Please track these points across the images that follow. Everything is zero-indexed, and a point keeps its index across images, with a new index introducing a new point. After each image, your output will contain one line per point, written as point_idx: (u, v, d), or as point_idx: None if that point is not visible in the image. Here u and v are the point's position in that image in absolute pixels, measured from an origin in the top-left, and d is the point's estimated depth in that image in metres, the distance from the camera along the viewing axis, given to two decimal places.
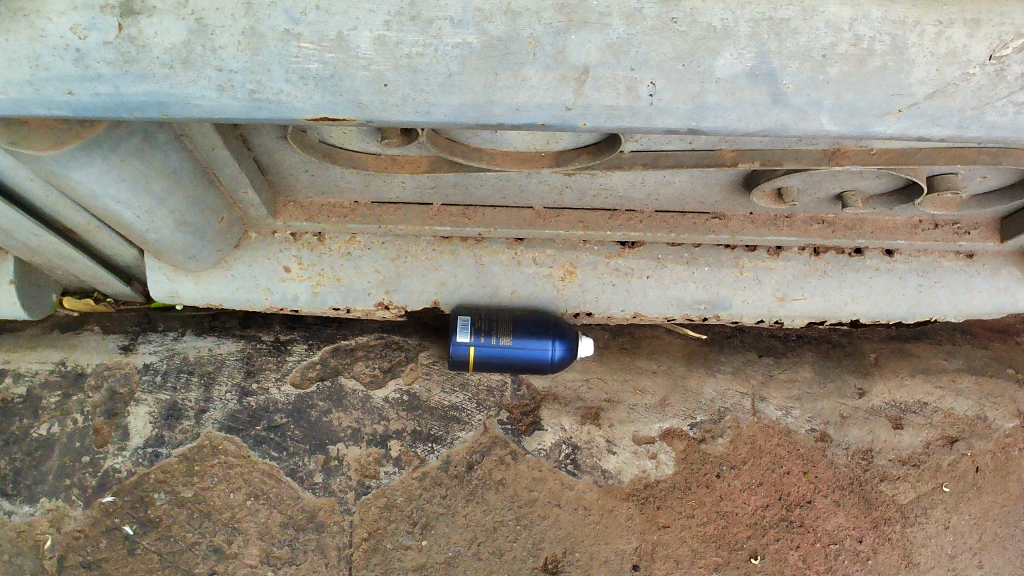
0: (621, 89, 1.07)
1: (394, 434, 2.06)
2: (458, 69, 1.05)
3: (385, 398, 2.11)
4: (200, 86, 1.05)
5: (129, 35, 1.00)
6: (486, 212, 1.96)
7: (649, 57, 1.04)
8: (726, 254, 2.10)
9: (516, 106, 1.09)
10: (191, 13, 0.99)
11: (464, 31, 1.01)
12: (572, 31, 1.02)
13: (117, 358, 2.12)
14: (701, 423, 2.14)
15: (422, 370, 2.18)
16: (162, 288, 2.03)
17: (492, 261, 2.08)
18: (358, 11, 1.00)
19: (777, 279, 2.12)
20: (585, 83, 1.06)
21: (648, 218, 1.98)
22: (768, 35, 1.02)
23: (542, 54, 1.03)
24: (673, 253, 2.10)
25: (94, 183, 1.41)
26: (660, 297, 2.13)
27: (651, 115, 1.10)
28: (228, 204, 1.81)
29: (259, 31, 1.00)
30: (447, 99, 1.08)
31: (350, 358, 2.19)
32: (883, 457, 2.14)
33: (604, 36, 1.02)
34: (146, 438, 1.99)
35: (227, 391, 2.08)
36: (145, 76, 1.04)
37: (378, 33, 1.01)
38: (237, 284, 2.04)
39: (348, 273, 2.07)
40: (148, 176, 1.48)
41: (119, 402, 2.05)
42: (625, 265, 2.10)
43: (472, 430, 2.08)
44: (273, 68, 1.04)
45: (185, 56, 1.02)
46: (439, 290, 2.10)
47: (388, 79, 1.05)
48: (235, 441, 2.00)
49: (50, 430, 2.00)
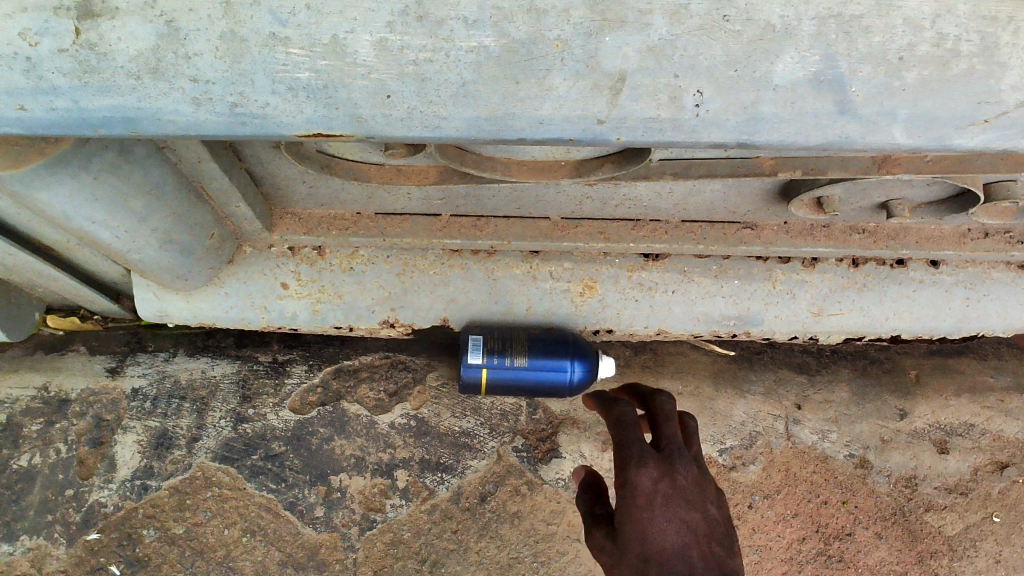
0: (663, 98, 0.91)
1: (401, 463, 1.93)
2: (473, 77, 0.89)
3: (391, 423, 1.96)
4: (173, 99, 0.89)
5: (88, 41, 0.85)
6: (498, 223, 1.82)
7: (697, 61, 0.88)
8: (757, 266, 1.94)
9: (540, 118, 0.93)
10: (159, 15, 0.84)
11: (479, 33, 0.86)
12: (607, 33, 0.86)
13: (103, 383, 1.99)
14: (731, 449, 1.97)
15: (431, 393, 2.00)
16: (151, 307, 1.91)
17: (505, 276, 1.93)
18: (357, 11, 0.85)
19: (812, 293, 1.95)
20: (620, 92, 0.90)
21: (673, 228, 1.83)
22: (837, 33, 0.87)
23: (571, 59, 0.88)
24: (699, 265, 1.94)
25: (65, 206, 1.25)
26: (686, 313, 1.97)
27: (697, 128, 0.94)
28: (219, 219, 1.67)
29: (240, 35, 0.85)
30: (460, 111, 0.92)
31: (353, 380, 2.02)
32: (928, 484, 1.99)
33: (644, 37, 0.87)
34: (134, 469, 1.90)
35: (221, 418, 1.95)
36: (108, 88, 0.88)
37: (379, 36, 0.86)
38: (232, 302, 1.91)
39: (350, 289, 1.92)
40: (126, 194, 1.32)
41: (105, 430, 1.94)
42: (649, 280, 1.94)
43: (485, 458, 1.95)
44: (257, 78, 0.88)
45: (154, 65, 0.87)
46: (449, 307, 1.95)
47: (391, 89, 0.90)
48: (230, 473, 1.90)
49: (31, 461, 1.90)
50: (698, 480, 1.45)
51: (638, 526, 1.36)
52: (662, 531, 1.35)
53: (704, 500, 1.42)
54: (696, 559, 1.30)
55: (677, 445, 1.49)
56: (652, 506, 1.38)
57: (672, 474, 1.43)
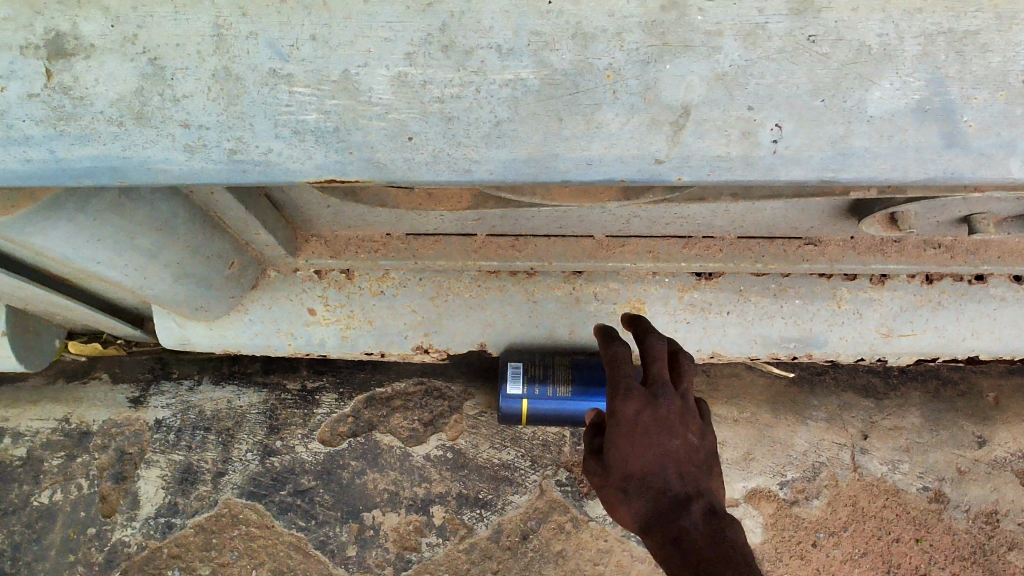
0: (734, 134, 0.76)
1: (437, 499, 1.82)
2: (510, 115, 0.76)
3: (427, 456, 1.84)
4: (162, 146, 0.77)
5: (61, 84, 0.73)
6: (538, 243, 1.67)
7: (776, 91, 0.74)
8: (820, 283, 1.77)
9: (588, 159, 0.79)
10: (142, 53, 0.73)
11: (516, 63, 0.73)
12: (668, 59, 0.73)
13: (125, 414, 1.90)
14: (793, 482, 1.83)
15: (469, 423, 1.87)
16: (173, 335, 1.81)
17: (547, 298, 1.78)
18: (371, 41, 0.72)
19: (881, 312, 1.78)
20: (683, 128, 0.76)
21: (729, 246, 1.67)
22: (946, 53, 0.72)
23: (625, 91, 0.74)
24: (757, 284, 1.77)
25: (65, 249, 1.15)
26: (742, 335, 1.81)
27: (773, 167, 0.79)
28: (239, 247, 1.56)
29: (235, 73, 0.73)
30: (494, 154, 0.78)
31: (386, 409, 1.89)
32: (1012, 520, 1.81)
33: (712, 64, 0.73)
34: (159, 506, 1.82)
35: (248, 451, 1.85)
36: (88, 137, 0.76)
37: (398, 70, 0.74)
38: (256, 329, 1.80)
39: (381, 314, 1.80)
40: (133, 232, 1.21)
41: (128, 465, 1.86)
42: (701, 301, 1.78)
43: (527, 493, 1.82)
44: (256, 121, 0.75)
45: (137, 110, 0.75)
46: (486, 332, 1.82)
47: (412, 129, 0.77)
48: (258, 510, 1.81)
49: (52, 498, 1.84)
50: (685, 408, 1.19)
51: (615, 454, 1.16)
52: (639, 461, 1.14)
53: (690, 426, 1.19)
54: (672, 496, 1.13)
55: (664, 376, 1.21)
56: (630, 440, 1.15)
57: (655, 405, 1.17)
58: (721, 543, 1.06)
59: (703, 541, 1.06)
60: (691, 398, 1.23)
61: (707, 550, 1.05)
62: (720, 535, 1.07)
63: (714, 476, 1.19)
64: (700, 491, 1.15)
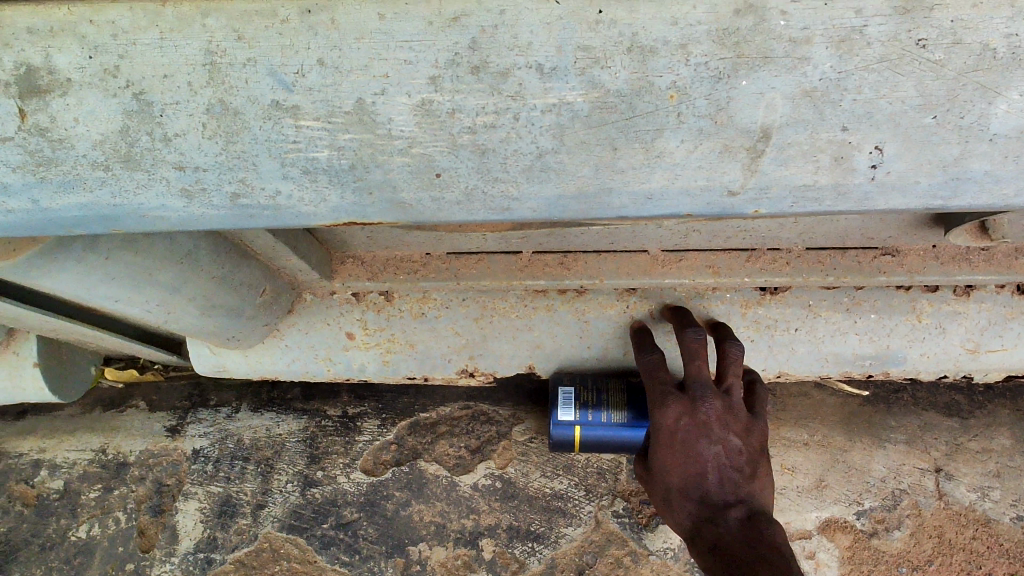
0: (823, 160, 0.65)
1: (487, 531, 1.70)
2: (553, 145, 0.64)
3: (474, 485, 1.74)
4: (155, 192, 0.68)
5: (36, 125, 0.63)
6: (589, 259, 1.54)
7: (876, 108, 0.62)
8: (898, 296, 1.60)
9: (648, 192, 0.68)
10: (125, 86, 0.62)
11: (560, 84, 0.62)
12: (743, 74, 0.61)
13: (163, 444, 1.84)
14: (871, 511, 1.68)
15: (518, 450, 1.76)
16: (208, 362, 1.74)
17: (598, 317, 1.65)
18: (389, 64, 0.61)
19: (967, 326, 1.61)
20: (762, 154, 0.65)
21: (796, 258, 1.52)
22: None
23: (691, 114, 0.63)
24: (828, 299, 1.61)
25: (75, 288, 1.06)
26: (811, 353, 1.67)
27: (869, 196, 0.68)
28: (270, 272, 1.46)
29: (233, 106, 0.63)
30: (537, 190, 0.68)
31: (431, 435, 1.80)
32: None
33: (797, 80, 0.61)
34: (197, 541, 1.74)
35: (288, 482, 1.77)
36: (72, 183, 0.67)
37: (422, 96, 0.62)
38: (293, 355, 1.72)
39: (423, 337, 1.70)
40: (150, 267, 1.12)
41: (166, 497, 1.79)
42: (767, 317, 1.64)
43: (582, 525, 1.69)
44: (260, 161, 0.65)
45: (125, 152, 0.65)
46: (534, 353, 1.71)
47: (439, 164, 0.66)
48: (299, 544, 1.72)
49: (90, 533, 1.78)
50: (726, 409, 1.27)
51: (659, 461, 1.30)
52: (680, 468, 1.27)
53: (730, 427, 1.27)
54: (715, 500, 1.23)
55: (703, 378, 1.27)
56: (673, 448, 1.27)
57: (693, 412, 1.25)
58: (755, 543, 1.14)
59: (739, 542, 1.15)
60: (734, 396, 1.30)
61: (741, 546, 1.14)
62: (756, 533, 1.16)
63: (757, 473, 1.27)
64: (740, 492, 1.24)
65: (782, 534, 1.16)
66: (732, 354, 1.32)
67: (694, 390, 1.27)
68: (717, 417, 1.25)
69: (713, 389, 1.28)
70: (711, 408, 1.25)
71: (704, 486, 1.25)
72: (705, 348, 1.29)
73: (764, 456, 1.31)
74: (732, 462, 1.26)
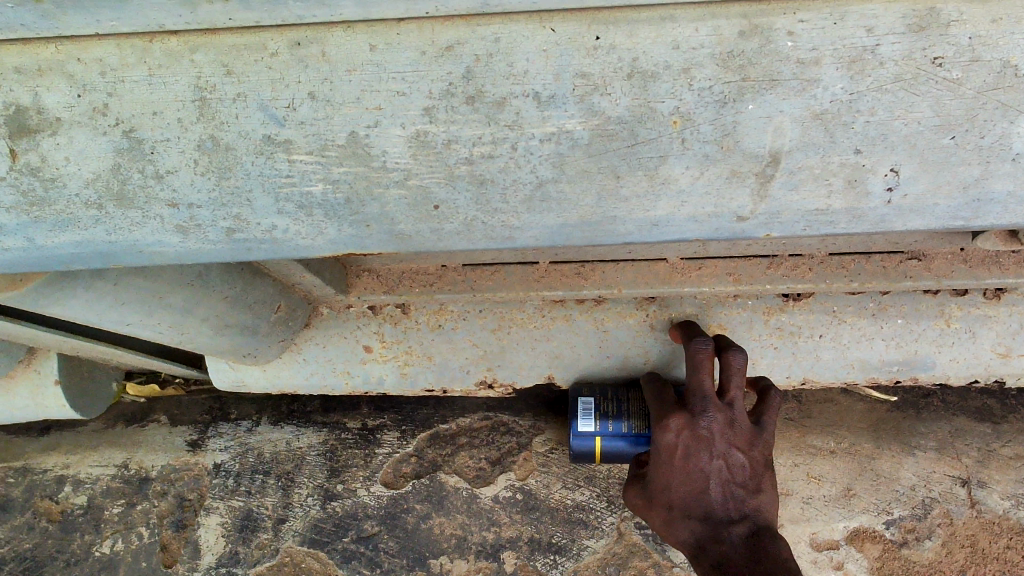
0: (839, 183, 0.63)
1: (507, 543, 1.69)
2: (554, 174, 0.64)
3: (495, 498, 1.72)
4: (150, 229, 0.68)
5: (28, 164, 0.64)
6: (606, 269, 1.50)
7: (891, 129, 0.60)
8: (925, 300, 1.55)
9: (653, 220, 0.66)
10: (115, 124, 0.63)
11: (559, 113, 0.60)
12: (750, 97, 0.59)
13: (184, 459, 1.84)
14: (900, 521, 1.64)
15: (539, 461, 1.74)
16: (227, 378, 1.74)
17: (617, 326, 1.63)
18: (382, 96, 0.61)
19: (997, 331, 1.55)
20: (772, 179, 0.63)
21: (819, 264, 1.44)
22: None
23: (697, 139, 0.61)
24: (853, 304, 1.57)
25: (86, 314, 1.06)
26: (837, 360, 1.61)
27: (888, 219, 0.65)
28: (285, 289, 1.46)
29: (225, 142, 0.63)
30: (538, 220, 0.67)
31: (451, 447, 1.78)
32: None
33: (807, 101, 0.59)
34: (219, 555, 1.75)
35: (308, 496, 1.76)
36: (66, 222, 0.67)
37: (417, 127, 0.62)
38: (311, 369, 1.71)
39: (440, 350, 1.68)
40: (160, 291, 1.11)
41: (188, 511, 1.80)
42: (791, 324, 1.59)
43: (604, 537, 1.66)
44: (255, 196, 0.66)
45: (118, 190, 0.65)
46: (554, 364, 1.68)
47: (437, 197, 0.66)
48: (320, 558, 1.71)
49: (114, 548, 1.79)
50: (728, 424, 1.23)
51: (661, 476, 1.29)
52: (681, 484, 1.26)
53: (733, 442, 1.24)
54: (716, 517, 1.23)
55: (705, 392, 1.24)
56: (673, 464, 1.26)
57: (694, 428, 1.23)
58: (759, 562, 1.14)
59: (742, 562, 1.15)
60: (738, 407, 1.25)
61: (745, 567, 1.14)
62: (759, 552, 1.16)
63: (760, 489, 1.26)
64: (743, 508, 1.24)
65: (786, 549, 1.17)
66: (736, 362, 1.27)
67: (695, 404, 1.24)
68: (719, 433, 1.22)
69: (715, 402, 1.24)
70: (712, 424, 1.22)
71: (706, 503, 1.24)
72: (708, 360, 1.26)
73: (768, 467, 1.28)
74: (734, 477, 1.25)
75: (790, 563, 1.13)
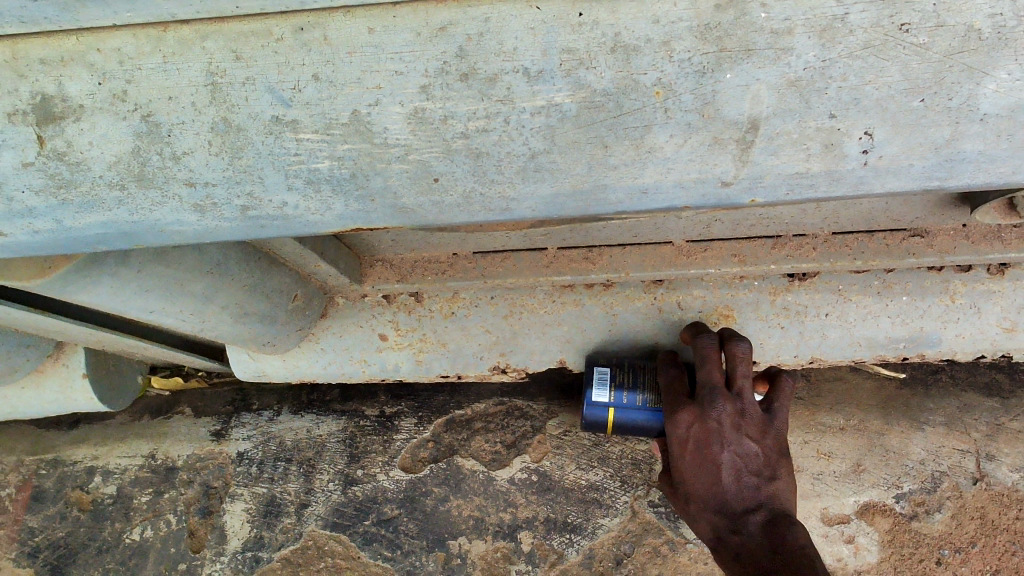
0: (816, 146, 0.67)
1: (524, 524, 1.72)
2: (545, 145, 0.68)
3: (511, 480, 1.75)
4: (169, 208, 0.73)
5: (55, 149, 0.69)
6: (613, 253, 1.52)
7: (863, 94, 0.63)
8: (930, 277, 1.57)
9: (642, 187, 0.70)
10: (133, 110, 0.67)
11: (548, 88, 0.65)
12: (727, 67, 0.63)
13: (208, 448, 1.90)
14: (910, 494, 1.66)
15: (552, 444, 1.78)
16: (248, 368, 1.79)
17: (626, 309, 1.65)
18: (381, 76, 0.65)
19: (1003, 305, 1.56)
20: (751, 145, 0.67)
21: (822, 243, 1.46)
22: None
23: (678, 109, 0.65)
24: (858, 282, 1.58)
25: (111, 301, 1.11)
26: (844, 339, 1.63)
27: (865, 180, 0.69)
28: (301, 278, 1.50)
29: (235, 123, 0.68)
30: (531, 191, 0.71)
31: (466, 431, 1.83)
32: None
33: (780, 69, 0.63)
34: (245, 540, 1.79)
35: (329, 481, 1.81)
36: (92, 204, 0.72)
37: (414, 105, 0.66)
38: (329, 358, 1.76)
39: (453, 336, 1.72)
40: (180, 279, 1.16)
41: (214, 499, 1.85)
42: (797, 303, 1.61)
43: (618, 515, 1.69)
44: (266, 175, 0.70)
45: (138, 172, 0.70)
46: (565, 348, 1.71)
47: (436, 170, 0.70)
48: (343, 541, 1.76)
49: (143, 535, 1.85)
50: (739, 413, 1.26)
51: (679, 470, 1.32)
52: (697, 475, 1.30)
53: (744, 430, 1.27)
54: (733, 507, 1.26)
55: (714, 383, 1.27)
56: (688, 456, 1.30)
57: (703, 420, 1.27)
58: (777, 549, 1.18)
59: (762, 551, 1.19)
60: (748, 396, 1.28)
61: (764, 555, 1.18)
62: (777, 539, 1.20)
63: (776, 475, 1.29)
64: (759, 495, 1.27)
65: (803, 533, 1.20)
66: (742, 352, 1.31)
67: (705, 396, 1.27)
68: (729, 423, 1.25)
69: (724, 392, 1.27)
70: (722, 414, 1.25)
71: (721, 493, 1.28)
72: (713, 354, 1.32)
73: (782, 453, 1.31)
74: (749, 465, 1.28)
75: (809, 549, 1.17)
